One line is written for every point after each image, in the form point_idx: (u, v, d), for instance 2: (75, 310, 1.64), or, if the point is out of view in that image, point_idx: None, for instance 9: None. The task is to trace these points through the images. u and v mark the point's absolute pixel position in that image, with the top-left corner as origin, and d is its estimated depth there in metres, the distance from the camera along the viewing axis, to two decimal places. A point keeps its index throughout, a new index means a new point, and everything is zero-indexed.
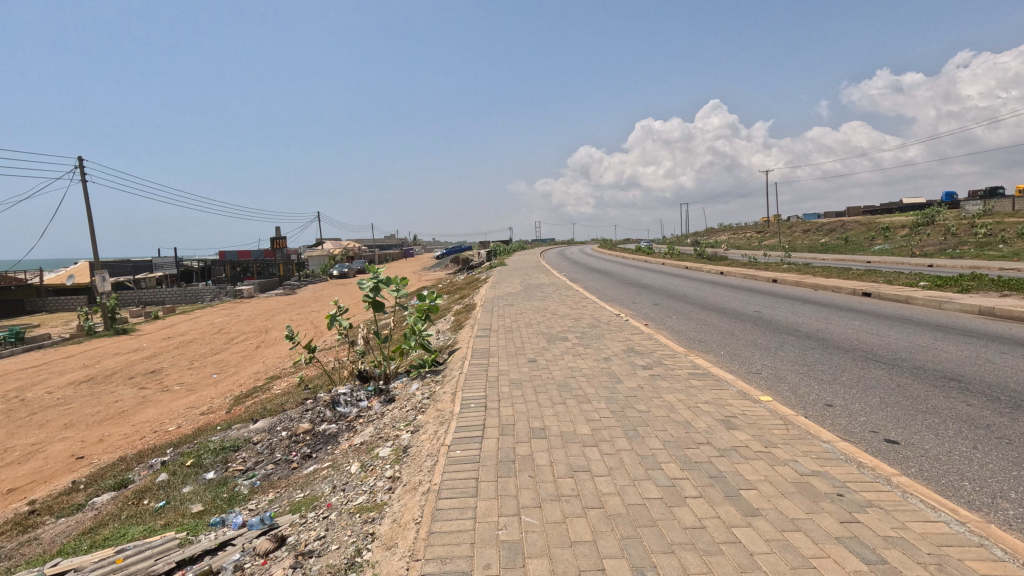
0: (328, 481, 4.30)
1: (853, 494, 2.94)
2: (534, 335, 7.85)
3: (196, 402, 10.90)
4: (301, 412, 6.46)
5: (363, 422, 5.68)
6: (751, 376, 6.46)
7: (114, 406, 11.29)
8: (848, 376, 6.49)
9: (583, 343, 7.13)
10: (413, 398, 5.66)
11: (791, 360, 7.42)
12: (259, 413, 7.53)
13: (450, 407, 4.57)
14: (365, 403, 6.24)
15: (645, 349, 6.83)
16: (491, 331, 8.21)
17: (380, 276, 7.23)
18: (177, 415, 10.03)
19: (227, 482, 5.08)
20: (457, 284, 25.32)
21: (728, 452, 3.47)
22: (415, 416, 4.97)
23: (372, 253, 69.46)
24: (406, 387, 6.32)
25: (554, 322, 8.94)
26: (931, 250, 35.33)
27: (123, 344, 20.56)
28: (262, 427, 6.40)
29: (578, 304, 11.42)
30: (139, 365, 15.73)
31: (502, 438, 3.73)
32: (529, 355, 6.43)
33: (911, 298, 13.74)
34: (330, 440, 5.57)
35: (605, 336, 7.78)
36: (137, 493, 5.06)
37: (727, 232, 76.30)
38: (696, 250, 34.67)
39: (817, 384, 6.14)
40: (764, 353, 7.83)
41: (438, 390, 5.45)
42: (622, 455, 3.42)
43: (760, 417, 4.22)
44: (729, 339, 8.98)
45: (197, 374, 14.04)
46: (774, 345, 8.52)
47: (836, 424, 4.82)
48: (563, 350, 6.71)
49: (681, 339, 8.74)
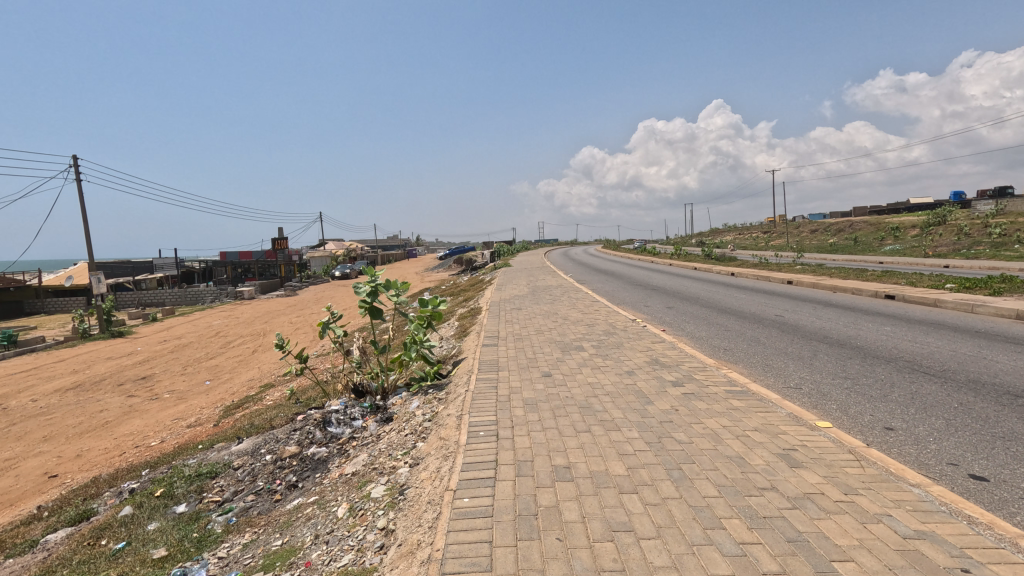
0: (311, 525, 3.62)
1: (983, 569, 2.25)
2: (546, 344, 7.18)
3: (184, 412, 10.25)
4: (288, 432, 5.76)
5: (356, 446, 5.03)
6: (790, 392, 5.78)
7: (98, 417, 10.65)
8: (899, 392, 5.78)
9: (601, 355, 6.43)
10: (413, 419, 5.01)
11: (829, 372, 6.73)
12: (244, 429, 6.85)
13: (455, 436, 3.90)
14: (359, 423, 5.58)
15: (671, 361, 6.13)
16: (499, 339, 7.53)
17: (378, 279, 6.56)
18: (162, 427, 9.39)
19: (199, 519, 4.41)
20: (460, 286, 24.69)
21: (802, 503, 2.79)
22: (415, 443, 4.32)
23: (374, 254, 68.87)
24: (405, 404, 5.67)
25: (567, 329, 8.27)
26: (943, 251, 34.46)
27: (117, 348, 19.93)
28: (245, 447, 5.68)
29: (589, 309, 10.70)
30: (129, 371, 15.10)
31: (519, 481, 3.06)
32: (543, 369, 5.75)
33: (940, 300, 12.99)
34: (319, 467, 4.90)
35: (624, 345, 7.09)
36: (95, 531, 4.39)
37: (733, 232, 75.35)
38: (704, 251, 33.85)
39: (867, 402, 5.45)
40: (798, 364, 7.14)
41: (442, 411, 4.79)
42: (670, 507, 2.75)
43: (827, 452, 3.53)
44: (755, 347, 8.32)
45: (189, 381, 13.41)
46: (807, 354, 7.82)
47: (907, 454, 4.09)
48: (580, 363, 6.02)
49: (705, 347, 8.06)
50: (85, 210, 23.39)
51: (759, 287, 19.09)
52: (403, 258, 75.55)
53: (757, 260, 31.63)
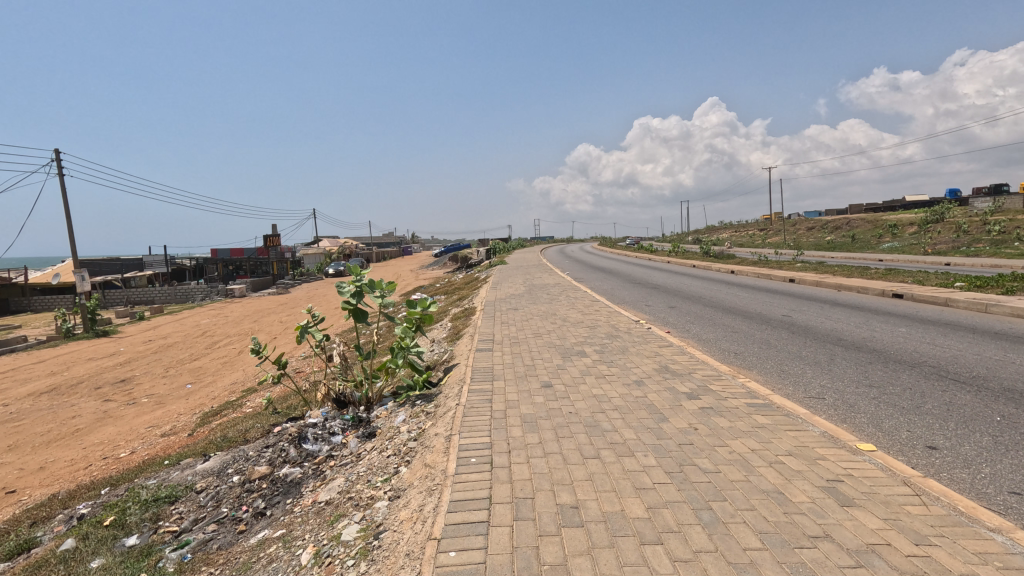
0: (272, 572, 3.07)
1: None
2: (545, 348, 6.66)
3: (160, 419, 9.65)
4: (260, 448, 5.19)
5: (334, 467, 4.49)
6: (812, 403, 5.27)
7: (69, 424, 10.06)
8: (934, 403, 5.27)
9: (605, 362, 5.88)
10: (397, 436, 4.48)
11: (851, 380, 6.22)
12: (216, 442, 6.28)
13: (442, 463, 3.34)
14: (339, 439, 5.04)
15: (682, 370, 5.59)
16: (495, 343, 6.97)
17: (362, 279, 5.99)
18: (135, 435, 8.82)
19: (149, 554, 3.85)
20: (454, 284, 24.12)
21: (867, 559, 2.26)
22: (398, 467, 3.79)
23: (371, 253, 66.12)
24: (390, 418, 5.14)
25: (567, 331, 7.76)
26: (943, 249, 34.00)
27: (99, 348, 19.27)
28: (211, 465, 5.11)
29: (588, 310, 10.13)
30: (108, 373, 14.48)
31: (518, 528, 2.52)
32: (542, 379, 5.20)
33: (952, 300, 12.50)
34: (291, 491, 4.37)
35: (629, 350, 6.56)
36: (28, 570, 3.81)
37: (729, 231, 74.92)
38: (702, 249, 33.41)
39: (901, 415, 4.94)
40: (816, 371, 6.63)
41: (429, 428, 4.26)
42: (705, 564, 2.22)
43: (880, 485, 3.00)
44: (767, 350, 7.82)
45: (170, 384, 12.82)
46: (823, 358, 7.33)
47: (960, 481, 3.56)
48: (583, 372, 5.47)
49: (714, 352, 7.56)
50: (68, 206, 22.70)
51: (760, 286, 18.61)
52: (399, 255, 74.75)
53: (757, 259, 31.07)
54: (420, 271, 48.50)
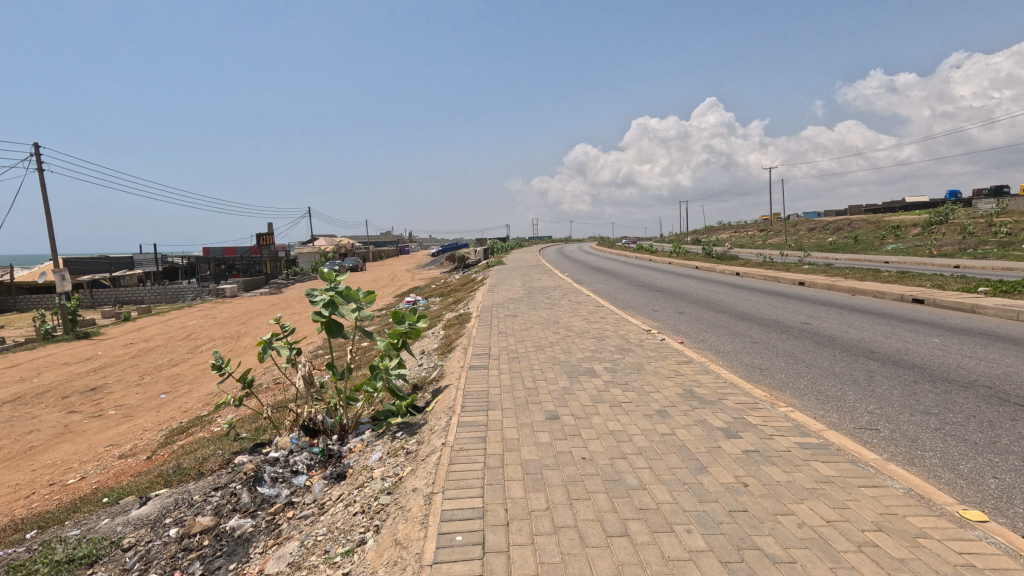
0: None
1: None
2: (548, 365, 5.80)
3: (123, 436, 8.76)
4: (207, 490, 4.32)
5: (289, 524, 3.63)
6: (867, 438, 4.41)
7: (24, 440, 9.15)
8: (1009, 437, 4.44)
9: (619, 385, 5.01)
10: (368, 485, 3.63)
11: (902, 404, 5.36)
12: (168, 475, 5.42)
13: (417, 544, 2.50)
14: (303, 481, 4.20)
15: (710, 396, 4.74)
16: (491, 358, 6.11)
17: (339, 287, 5.13)
18: (92, 455, 7.93)
19: None
20: (452, 285, 23.44)
21: None
22: (365, 535, 2.94)
23: (368, 253, 65.19)
24: (365, 455, 4.29)
25: (573, 344, 6.91)
26: (951, 251, 33.18)
27: (77, 352, 18.31)
28: (147, 511, 4.24)
29: (593, 317, 9.29)
30: (79, 380, 13.57)
31: None
32: (547, 408, 4.34)
33: (980, 307, 11.69)
34: (237, 552, 3.51)
35: (645, 369, 5.70)
36: None
37: (729, 231, 74.26)
38: (703, 250, 32.55)
39: (978, 454, 4.10)
40: (858, 393, 5.77)
41: (408, 478, 3.40)
42: None
43: None
44: (795, 365, 7.00)
45: (142, 394, 11.92)
46: (860, 376, 6.51)
47: None
48: (595, 398, 4.61)
49: (738, 368, 6.73)
50: (48, 200, 21.73)
51: (769, 289, 17.81)
52: (396, 256, 73.60)
53: (761, 260, 30.31)
54: (416, 270, 47.60)
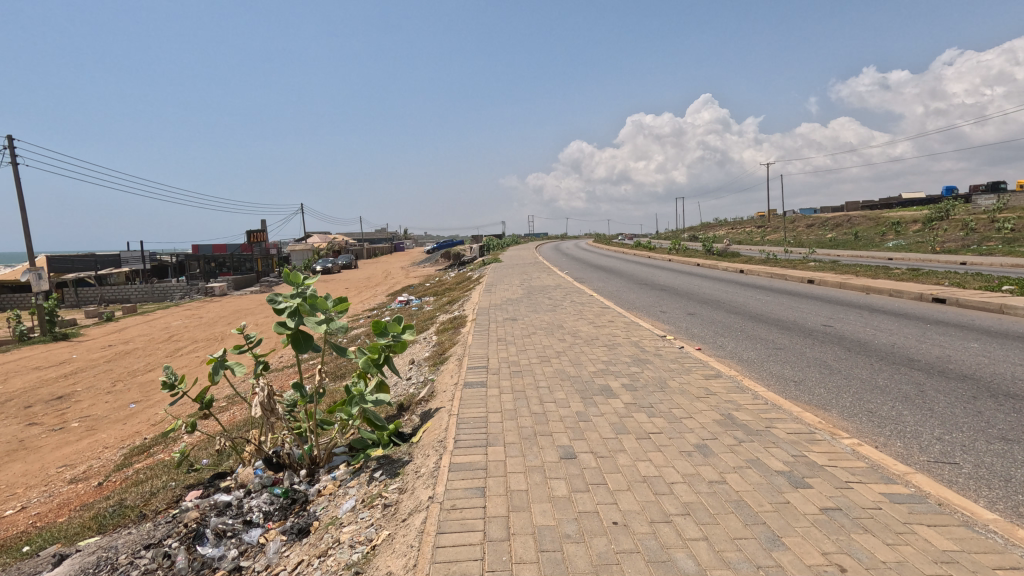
0: None
1: None
2: (556, 382, 4.97)
3: (80, 454, 7.87)
4: (137, 549, 3.46)
5: None
6: (950, 478, 3.59)
7: None
8: None
9: (644, 409, 4.19)
10: (331, 557, 2.76)
11: (973, 429, 4.57)
12: (105, 514, 4.52)
13: None
14: (255, 537, 3.36)
15: (755, 424, 3.92)
16: (489, 373, 5.27)
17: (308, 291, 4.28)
18: (41, 478, 7.04)
19: None
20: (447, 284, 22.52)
21: None
22: None
23: (361, 250, 64.06)
24: (335, 503, 3.45)
25: (581, 354, 6.09)
26: (955, 247, 32.50)
27: (52, 355, 17.36)
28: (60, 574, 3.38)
29: (600, 320, 8.48)
30: (47, 388, 12.63)
31: None
32: (562, 444, 3.50)
33: (1009, 306, 10.91)
34: None
35: (669, 386, 4.88)
36: None
37: (726, 227, 73.63)
38: (704, 247, 31.82)
39: None
40: (917, 413, 4.95)
41: (381, 553, 2.53)
42: None
43: None
44: (834, 377, 6.21)
45: (112, 403, 11.02)
46: (912, 390, 5.68)
47: None
48: (618, 428, 3.78)
49: (771, 382, 5.92)
50: (21, 193, 20.68)
51: (778, 287, 17.04)
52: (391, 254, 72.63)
53: (764, 256, 29.53)
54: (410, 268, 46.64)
